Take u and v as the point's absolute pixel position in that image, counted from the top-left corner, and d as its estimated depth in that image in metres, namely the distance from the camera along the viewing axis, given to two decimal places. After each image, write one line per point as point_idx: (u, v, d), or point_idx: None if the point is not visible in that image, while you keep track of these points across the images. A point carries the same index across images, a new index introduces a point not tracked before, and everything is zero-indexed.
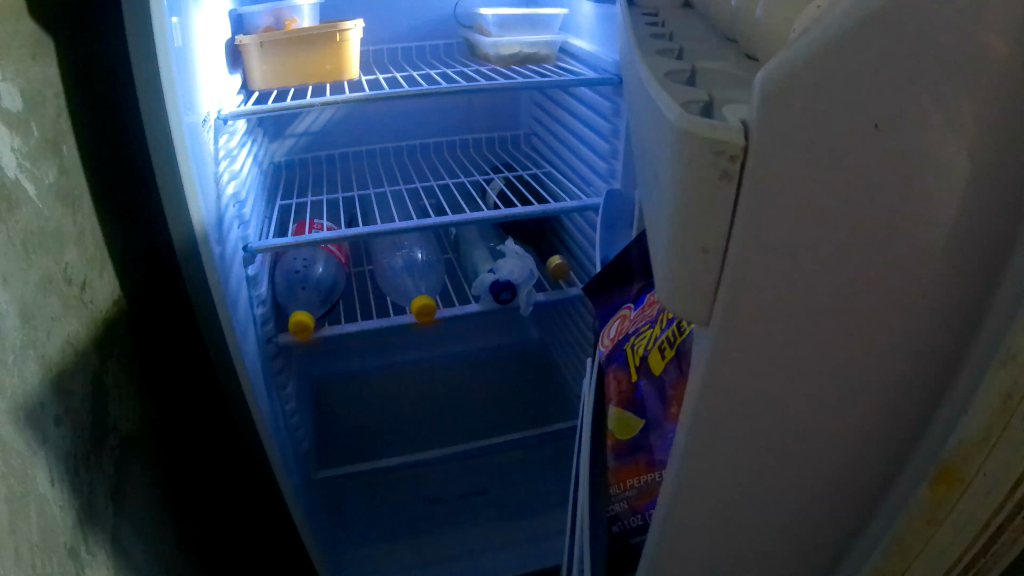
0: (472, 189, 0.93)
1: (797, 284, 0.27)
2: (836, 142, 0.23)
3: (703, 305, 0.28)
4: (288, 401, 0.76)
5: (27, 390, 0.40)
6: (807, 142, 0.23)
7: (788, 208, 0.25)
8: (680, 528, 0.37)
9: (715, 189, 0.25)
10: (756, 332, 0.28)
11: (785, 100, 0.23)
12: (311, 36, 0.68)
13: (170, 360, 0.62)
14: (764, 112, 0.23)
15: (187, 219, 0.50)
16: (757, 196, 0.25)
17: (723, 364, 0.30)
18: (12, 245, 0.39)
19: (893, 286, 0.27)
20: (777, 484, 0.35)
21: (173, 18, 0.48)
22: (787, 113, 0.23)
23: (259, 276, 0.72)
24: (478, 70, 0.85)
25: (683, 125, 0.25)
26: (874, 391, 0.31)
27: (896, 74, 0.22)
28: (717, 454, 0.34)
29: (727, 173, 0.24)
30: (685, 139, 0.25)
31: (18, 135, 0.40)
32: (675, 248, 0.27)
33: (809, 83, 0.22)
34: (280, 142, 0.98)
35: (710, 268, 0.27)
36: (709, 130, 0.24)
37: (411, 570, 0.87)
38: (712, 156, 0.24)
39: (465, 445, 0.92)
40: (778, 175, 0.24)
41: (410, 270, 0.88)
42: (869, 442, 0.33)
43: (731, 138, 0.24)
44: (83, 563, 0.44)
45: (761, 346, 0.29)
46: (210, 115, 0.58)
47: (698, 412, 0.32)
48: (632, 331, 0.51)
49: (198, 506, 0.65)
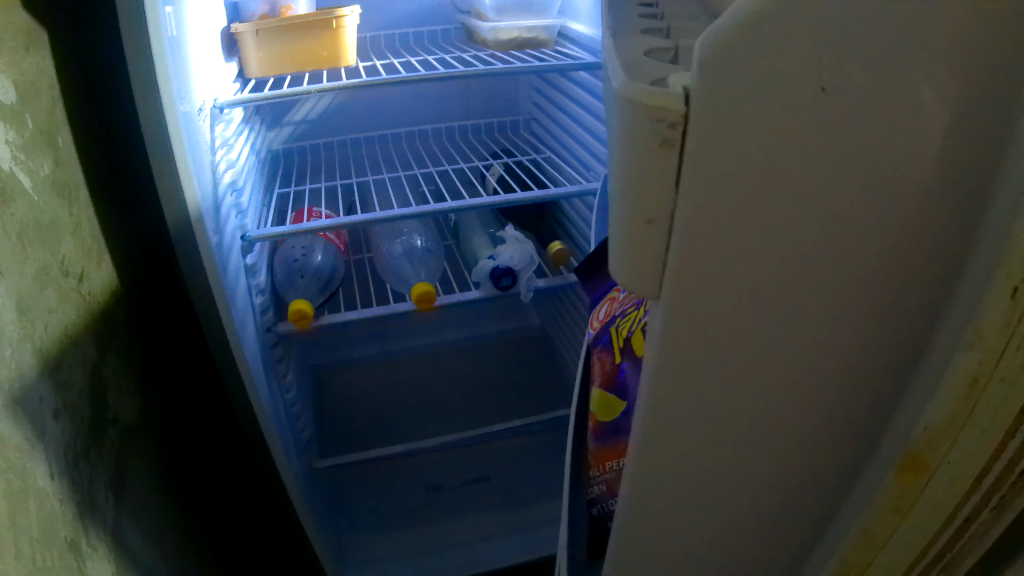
0: (472, 175, 0.92)
1: (762, 249, 0.28)
2: (782, 111, 0.24)
3: (651, 278, 0.29)
4: (288, 390, 0.76)
5: (25, 382, 0.40)
6: (745, 111, 0.24)
7: (750, 175, 0.26)
8: (657, 492, 0.38)
9: (657, 156, 0.26)
10: (710, 300, 0.29)
11: (721, 62, 0.23)
12: (308, 23, 0.67)
13: (169, 350, 0.61)
14: (702, 76, 0.23)
15: (181, 202, 0.50)
16: (696, 162, 0.25)
17: (686, 333, 0.30)
18: (9, 238, 0.39)
19: (864, 245, 0.28)
20: (758, 447, 0.36)
21: (168, 8, 0.48)
22: (724, 74, 0.23)
23: (258, 265, 0.71)
24: (477, 55, 0.84)
25: (625, 91, 0.25)
26: (850, 350, 0.32)
27: (862, 42, 0.23)
28: (685, 422, 0.35)
29: (668, 140, 0.25)
30: (629, 105, 0.25)
31: (12, 127, 0.40)
32: (624, 218, 0.28)
33: (747, 47, 0.23)
34: (278, 131, 0.97)
35: (656, 241, 0.28)
36: (648, 95, 0.24)
37: (412, 558, 0.88)
38: (653, 122, 0.25)
39: (465, 433, 0.91)
40: (725, 142, 0.25)
41: (407, 256, 0.87)
42: (849, 402, 0.34)
43: (670, 103, 0.24)
44: (83, 556, 0.44)
45: (725, 313, 0.30)
46: (205, 104, 0.57)
47: (661, 384, 0.33)
48: (618, 313, 0.49)
49: (200, 495, 0.65)
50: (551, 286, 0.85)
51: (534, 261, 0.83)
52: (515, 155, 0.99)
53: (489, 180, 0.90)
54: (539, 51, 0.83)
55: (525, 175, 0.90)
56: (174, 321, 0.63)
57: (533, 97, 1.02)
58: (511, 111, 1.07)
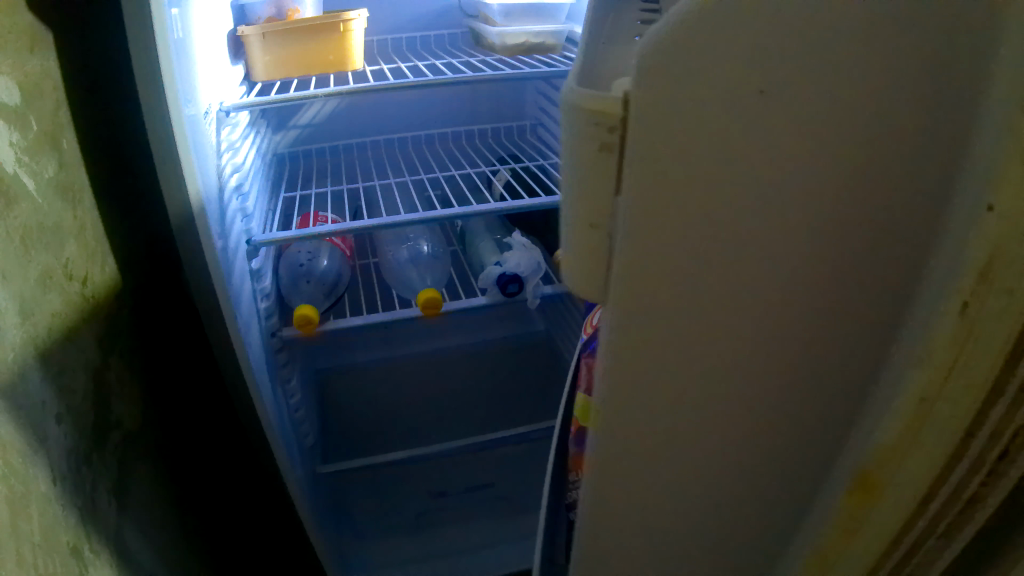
0: (478, 181, 0.92)
1: (715, 253, 0.28)
2: (721, 115, 0.25)
3: (597, 281, 0.31)
4: (292, 396, 0.76)
5: (26, 389, 0.39)
6: (673, 118, 0.25)
7: (699, 177, 0.26)
8: (650, 480, 0.38)
9: (601, 159, 0.28)
10: (659, 306, 0.30)
11: (656, 70, 0.24)
12: (314, 27, 0.67)
13: (172, 353, 0.61)
14: (638, 83, 0.24)
15: (185, 201, 0.49)
16: (634, 168, 0.26)
17: (641, 337, 0.31)
18: (11, 241, 0.39)
19: (861, 236, 0.28)
20: (753, 438, 0.36)
21: (173, 11, 0.47)
22: (659, 80, 0.24)
23: (263, 270, 0.71)
24: (483, 59, 0.84)
25: (574, 97, 0.27)
26: (846, 341, 0.32)
27: (845, 40, 0.23)
28: (663, 416, 0.35)
29: (608, 143, 0.27)
30: (576, 109, 0.27)
31: (16, 129, 0.40)
32: (573, 221, 0.31)
33: (679, 53, 0.23)
34: (284, 134, 0.97)
35: (600, 242, 0.30)
36: (590, 100, 0.27)
37: (415, 566, 0.87)
38: (595, 126, 0.27)
39: (470, 440, 0.91)
40: (665, 148, 0.25)
41: (413, 262, 0.87)
42: (854, 405, 0.34)
43: (609, 108, 0.26)
44: (85, 562, 0.44)
45: (681, 315, 0.30)
46: (211, 107, 0.57)
47: (617, 385, 0.33)
48: None
49: (203, 500, 0.65)
50: (560, 293, 0.85)
51: (541, 268, 0.82)
52: (523, 160, 0.98)
53: (496, 186, 0.90)
54: (546, 56, 0.83)
55: (533, 181, 0.89)
56: (178, 324, 0.62)
57: (540, 102, 1.02)
58: (517, 117, 1.07)
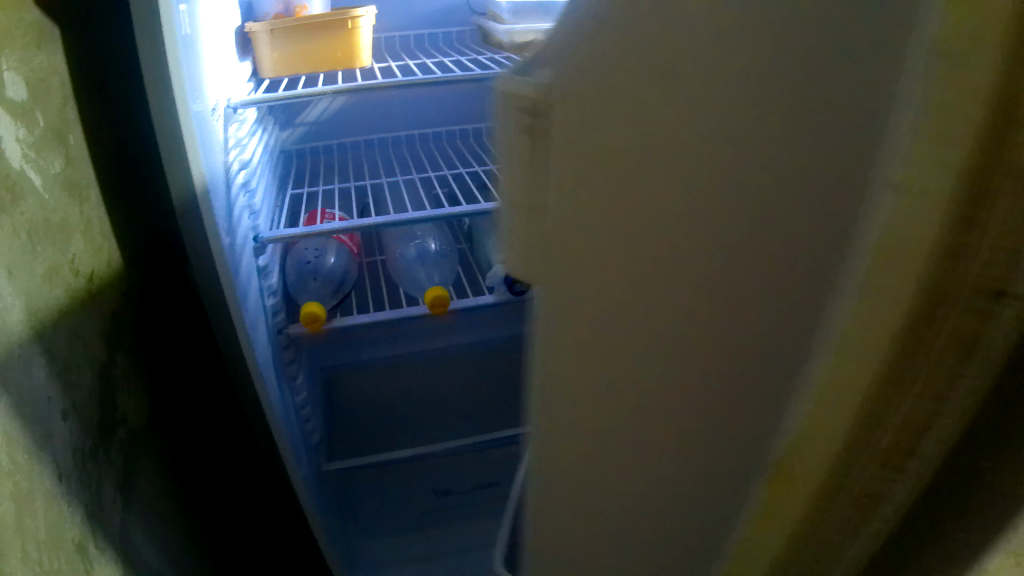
0: (487, 179, 0.91)
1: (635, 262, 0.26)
2: (631, 113, 0.23)
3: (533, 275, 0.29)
4: (299, 393, 0.76)
5: (32, 386, 0.39)
6: (585, 105, 0.24)
7: (616, 172, 0.24)
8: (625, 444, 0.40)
9: (526, 143, 0.27)
10: (581, 312, 0.28)
11: (579, 54, 0.24)
12: (322, 23, 0.66)
13: (178, 350, 0.61)
14: (562, 64, 0.24)
15: (192, 198, 0.49)
16: (554, 150, 0.25)
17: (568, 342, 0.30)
18: (18, 238, 0.39)
19: None
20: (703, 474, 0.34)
21: (181, 7, 0.47)
22: (580, 65, 0.24)
23: (270, 267, 0.71)
24: (492, 57, 0.83)
25: (504, 80, 0.27)
26: None
27: None
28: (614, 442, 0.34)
29: (529, 127, 0.26)
30: (505, 93, 0.27)
31: (22, 125, 0.40)
32: (506, 213, 0.29)
33: (596, 41, 0.23)
34: (291, 131, 0.97)
35: (531, 237, 0.28)
36: (512, 83, 0.26)
37: None
38: (518, 109, 0.26)
39: (477, 439, 0.91)
40: (581, 134, 0.24)
41: (420, 260, 0.86)
42: None
43: (527, 91, 0.25)
44: (90, 558, 0.44)
45: (599, 328, 0.29)
46: (218, 104, 0.57)
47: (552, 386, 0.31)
48: None
49: (208, 497, 0.65)
50: None
51: None
52: None
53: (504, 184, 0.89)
54: None
55: None
56: (184, 321, 0.62)
57: None
58: None
